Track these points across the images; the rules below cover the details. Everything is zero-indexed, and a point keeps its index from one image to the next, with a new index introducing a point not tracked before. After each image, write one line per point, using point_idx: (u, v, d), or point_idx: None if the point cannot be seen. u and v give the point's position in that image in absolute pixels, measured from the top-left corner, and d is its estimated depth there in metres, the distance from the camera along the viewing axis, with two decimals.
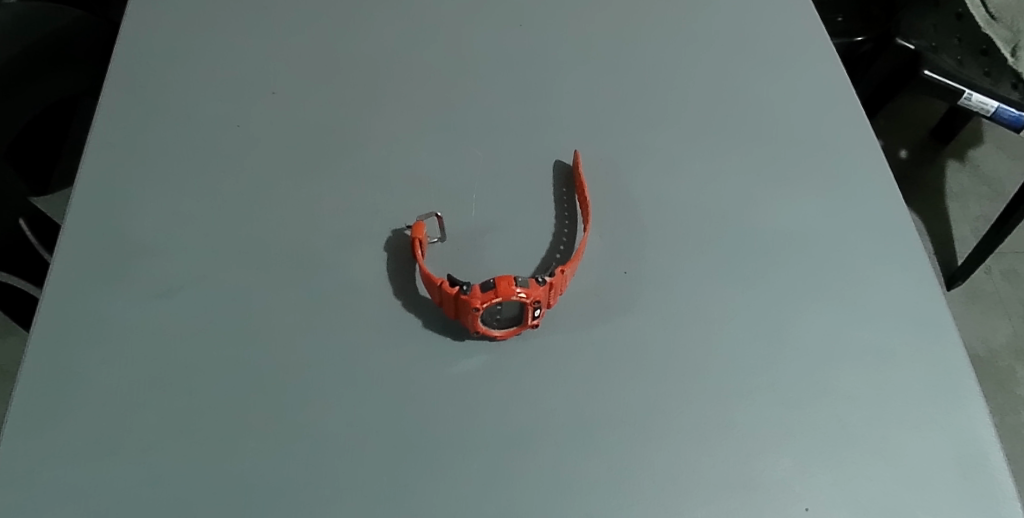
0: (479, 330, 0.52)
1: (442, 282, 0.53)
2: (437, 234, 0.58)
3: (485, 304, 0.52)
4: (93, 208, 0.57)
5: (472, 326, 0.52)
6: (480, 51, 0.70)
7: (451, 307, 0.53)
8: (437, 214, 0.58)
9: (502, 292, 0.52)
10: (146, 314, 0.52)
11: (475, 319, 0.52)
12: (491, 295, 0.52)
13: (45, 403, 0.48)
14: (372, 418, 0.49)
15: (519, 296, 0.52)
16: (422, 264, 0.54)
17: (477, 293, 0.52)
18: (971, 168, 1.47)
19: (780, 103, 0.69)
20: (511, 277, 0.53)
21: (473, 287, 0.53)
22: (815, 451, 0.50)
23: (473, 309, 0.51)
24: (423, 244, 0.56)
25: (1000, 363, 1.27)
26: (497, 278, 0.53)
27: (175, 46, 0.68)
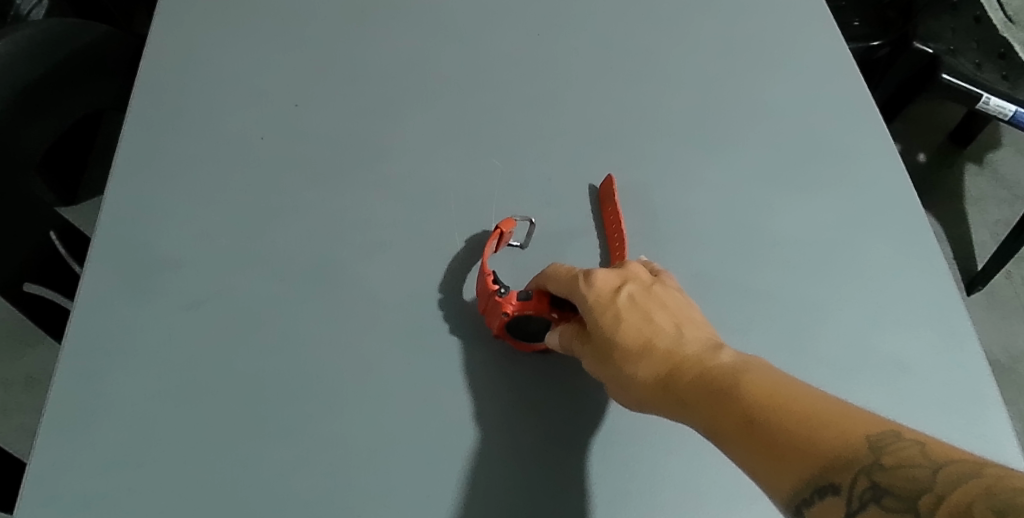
0: (498, 333, 0.54)
1: (488, 276, 0.54)
2: (521, 239, 0.59)
3: (514, 312, 0.53)
4: (120, 220, 0.58)
5: (495, 328, 0.54)
6: (498, 62, 0.71)
7: (486, 302, 0.54)
8: (531, 222, 0.59)
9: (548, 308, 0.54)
10: (173, 326, 0.53)
11: (499, 323, 0.53)
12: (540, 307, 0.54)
13: (75, 414, 0.49)
14: (398, 429, 0.50)
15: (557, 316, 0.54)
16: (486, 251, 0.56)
17: (512, 299, 0.53)
18: (989, 171, 1.46)
19: (799, 111, 0.69)
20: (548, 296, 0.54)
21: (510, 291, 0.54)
22: None
23: (502, 313, 0.53)
24: (501, 237, 0.57)
25: (1022, 368, 1.26)
26: (535, 290, 0.54)
27: (199, 60, 0.69)
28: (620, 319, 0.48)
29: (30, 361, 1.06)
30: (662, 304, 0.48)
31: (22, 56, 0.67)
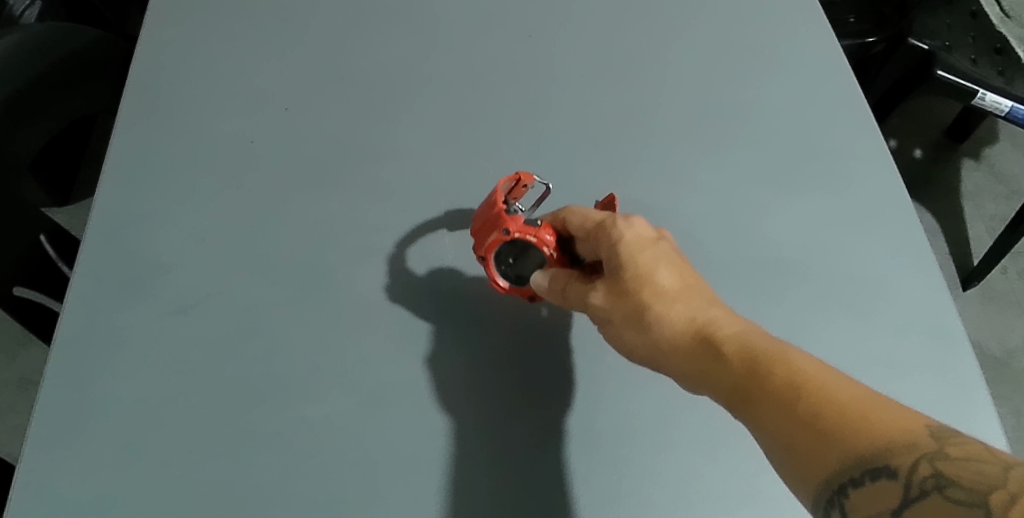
0: (485, 255, 0.55)
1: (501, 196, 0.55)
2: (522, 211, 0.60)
3: (514, 234, 0.53)
4: (110, 226, 0.58)
5: (487, 248, 0.54)
6: (489, 61, 0.70)
7: (490, 220, 0.55)
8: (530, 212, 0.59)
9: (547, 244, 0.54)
10: (162, 330, 0.53)
11: (495, 240, 0.53)
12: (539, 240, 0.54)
13: (66, 420, 0.50)
14: (386, 432, 0.51)
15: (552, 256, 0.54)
16: (508, 182, 0.56)
17: (516, 221, 0.53)
18: (986, 166, 1.46)
19: (789, 111, 0.69)
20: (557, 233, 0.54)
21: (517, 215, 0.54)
22: None
23: (501, 230, 0.53)
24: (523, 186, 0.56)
25: (1017, 363, 1.26)
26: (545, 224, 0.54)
27: (188, 61, 0.69)
28: (657, 274, 0.46)
29: (25, 362, 1.06)
30: (694, 274, 0.47)
31: (11, 61, 0.67)
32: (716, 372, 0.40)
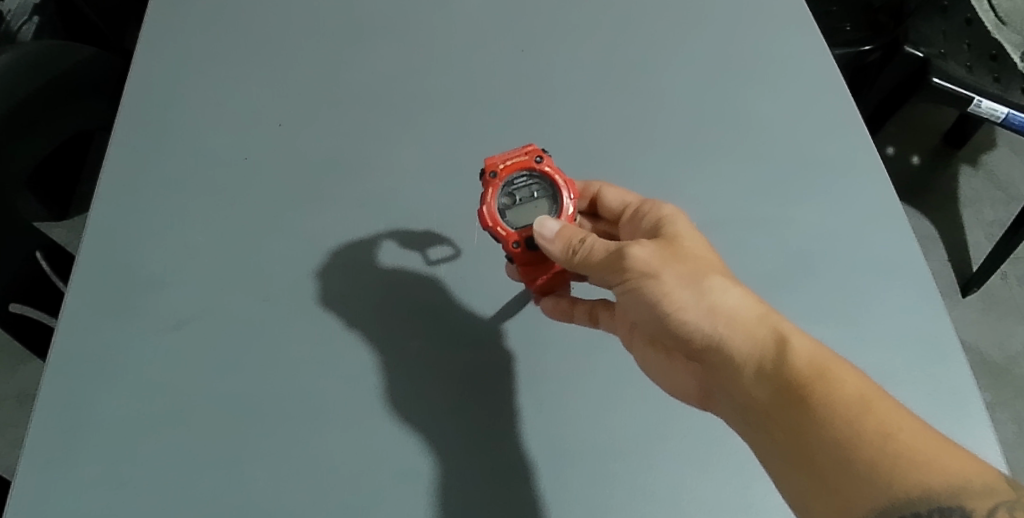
0: (505, 169, 0.55)
1: None
2: None
3: (547, 166, 0.55)
4: (103, 243, 0.59)
5: (512, 165, 0.55)
6: (480, 74, 0.71)
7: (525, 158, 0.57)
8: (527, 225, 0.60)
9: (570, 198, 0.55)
10: (155, 348, 0.54)
11: (527, 160, 0.55)
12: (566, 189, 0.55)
13: (62, 437, 0.51)
14: (377, 447, 0.51)
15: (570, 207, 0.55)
16: None
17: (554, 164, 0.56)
18: (984, 173, 1.46)
19: (780, 121, 0.69)
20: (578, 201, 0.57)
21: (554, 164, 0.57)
22: None
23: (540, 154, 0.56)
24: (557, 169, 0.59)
25: (1018, 369, 1.25)
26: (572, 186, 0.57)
27: (180, 77, 0.69)
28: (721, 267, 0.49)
29: (24, 376, 1.06)
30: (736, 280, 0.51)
31: (5, 81, 0.68)
32: (776, 360, 0.43)
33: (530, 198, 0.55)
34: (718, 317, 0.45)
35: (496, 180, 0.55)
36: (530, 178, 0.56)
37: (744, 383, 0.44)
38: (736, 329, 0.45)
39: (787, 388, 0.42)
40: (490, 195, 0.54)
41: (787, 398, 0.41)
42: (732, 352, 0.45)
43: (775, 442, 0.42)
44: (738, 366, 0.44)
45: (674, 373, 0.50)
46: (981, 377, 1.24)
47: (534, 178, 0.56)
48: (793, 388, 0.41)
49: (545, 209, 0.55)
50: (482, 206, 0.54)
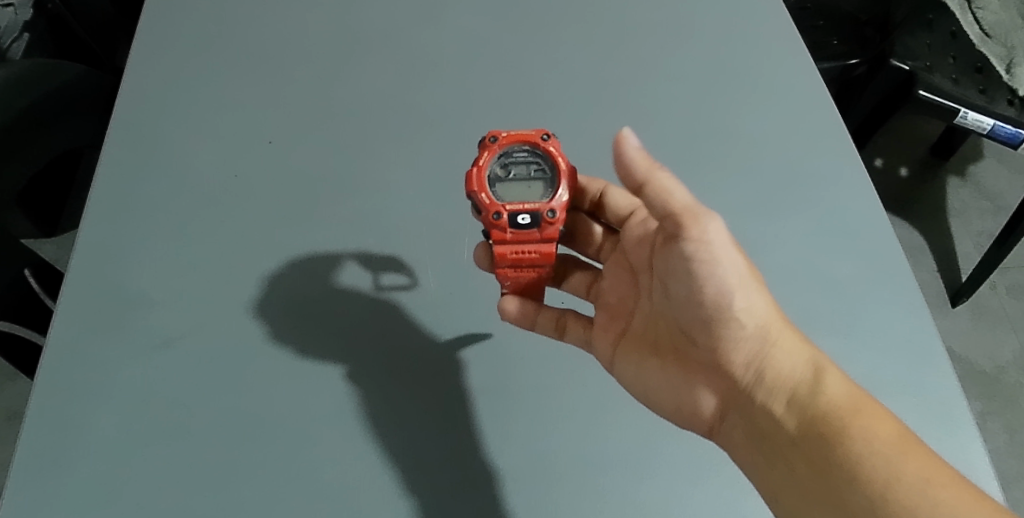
0: (508, 139, 0.56)
1: None
2: None
3: (552, 148, 0.56)
4: (93, 259, 0.59)
5: (517, 136, 0.56)
6: (471, 90, 0.71)
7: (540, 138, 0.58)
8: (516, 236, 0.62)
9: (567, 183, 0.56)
10: (144, 365, 0.54)
11: (534, 137, 0.56)
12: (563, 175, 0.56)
13: (47, 455, 0.50)
14: (369, 461, 0.51)
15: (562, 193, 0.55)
16: None
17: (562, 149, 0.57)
18: (972, 183, 1.47)
19: (767, 135, 0.70)
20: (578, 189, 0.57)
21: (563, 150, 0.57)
22: None
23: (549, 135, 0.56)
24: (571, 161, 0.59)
25: (1009, 379, 1.26)
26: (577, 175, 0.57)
27: (172, 94, 0.69)
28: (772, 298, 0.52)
29: (12, 394, 1.05)
30: None
31: None
32: (813, 392, 0.46)
33: (524, 175, 0.56)
34: (773, 332, 0.48)
35: (494, 147, 0.56)
36: (531, 155, 0.56)
37: (782, 402, 0.47)
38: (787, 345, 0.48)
39: (831, 410, 0.45)
40: (484, 158, 0.55)
41: (828, 422, 0.45)
42: (780, 367, 0.48)
43: (814, 460, 0.44)
44: (783, 384, 0.47)
45: (690, 389, 0.52)
46: (973, 387, 1.25)
47: (536, 155, 0.56)
48: (837, 412, 0.45)
49: (537, 190, 0.56)
50: (474, 167, 0.55)
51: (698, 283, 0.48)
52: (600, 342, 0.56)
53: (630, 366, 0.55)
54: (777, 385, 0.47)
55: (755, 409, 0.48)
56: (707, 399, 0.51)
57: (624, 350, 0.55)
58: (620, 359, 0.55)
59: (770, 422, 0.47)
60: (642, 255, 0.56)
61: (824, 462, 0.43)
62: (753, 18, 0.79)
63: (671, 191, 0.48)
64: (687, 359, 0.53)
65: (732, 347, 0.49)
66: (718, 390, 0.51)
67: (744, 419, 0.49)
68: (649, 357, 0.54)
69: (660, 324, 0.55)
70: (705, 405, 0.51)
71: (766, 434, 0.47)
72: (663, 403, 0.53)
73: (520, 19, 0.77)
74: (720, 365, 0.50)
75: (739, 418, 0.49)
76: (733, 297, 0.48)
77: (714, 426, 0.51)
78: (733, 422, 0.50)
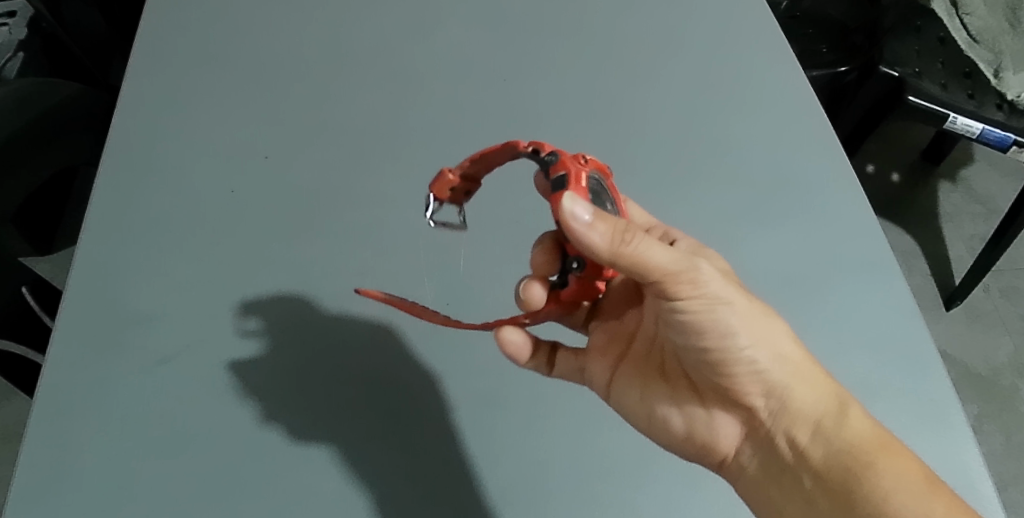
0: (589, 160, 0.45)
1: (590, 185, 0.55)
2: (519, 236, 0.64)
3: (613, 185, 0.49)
4: (91, 276, 0.59)
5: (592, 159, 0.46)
6: (465, 103, 0.72)
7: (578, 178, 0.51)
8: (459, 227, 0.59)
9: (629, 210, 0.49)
10: (144, 380, 0.54)
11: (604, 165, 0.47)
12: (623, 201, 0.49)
13: (47, 473, 0.50)
14: (370, 472, 0.52)
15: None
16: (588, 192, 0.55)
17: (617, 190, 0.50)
18: (963, 187, 1.48)
19: (758, 144, 0.71)
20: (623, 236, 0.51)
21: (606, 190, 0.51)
22: None
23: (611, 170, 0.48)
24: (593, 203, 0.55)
25: (1004, 381, 1.27)
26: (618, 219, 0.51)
27: (167, 111, 0.70)
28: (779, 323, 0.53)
29: (10, 412, 1.05)
30: None
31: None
32: (837, 424, 0.49)
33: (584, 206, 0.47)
34: (786, 369, 0.50)
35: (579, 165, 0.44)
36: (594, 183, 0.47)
37: (804, 433, 0.50)
38: (805, 380, 0.50)
39: (857, 445, 0.48)
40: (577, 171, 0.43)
41: (854, 457, 0.48)
42: (802, 401, 0.50)
43: (841, 496, 0.48)
44: (806, 417, 0.50)
45: (706, 418, 0.53)
46: (968, 389, 1.25)
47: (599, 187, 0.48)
48: (862, 448, 0.48)
49: None
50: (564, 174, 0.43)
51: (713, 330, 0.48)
52: (596, 372, 0.56)
53: (633, 394, 0.55)
54: (799, 418, 0.50)
55: (778, 438, 0.51)
56: (724, 427, 0.53)
57: (627, 375, 0.56)
58: (618, 391, 0.55)
59: (795, 451, 0.50)
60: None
61: (855, 498, 0.47)
62: (743, 27, 0.80)
63: (646, 257, 0.42)
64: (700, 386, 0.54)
65: (750, 384, 0.50)
66: (734, 417, 0.53)
67: (764, 445, 0.52)
68: (657, 384, 0.55)
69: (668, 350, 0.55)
70: (722, 434, 0.53)
71: (789, 462, 0.51)
72: (674, 435, 0.53)
73: (512, 32, 0.78)
74: (738, 397, 0.52)
75: (758, 444, 0.52)
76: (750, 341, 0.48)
77: (730, 453, 0.53)
78: (752, 448, 0.52)
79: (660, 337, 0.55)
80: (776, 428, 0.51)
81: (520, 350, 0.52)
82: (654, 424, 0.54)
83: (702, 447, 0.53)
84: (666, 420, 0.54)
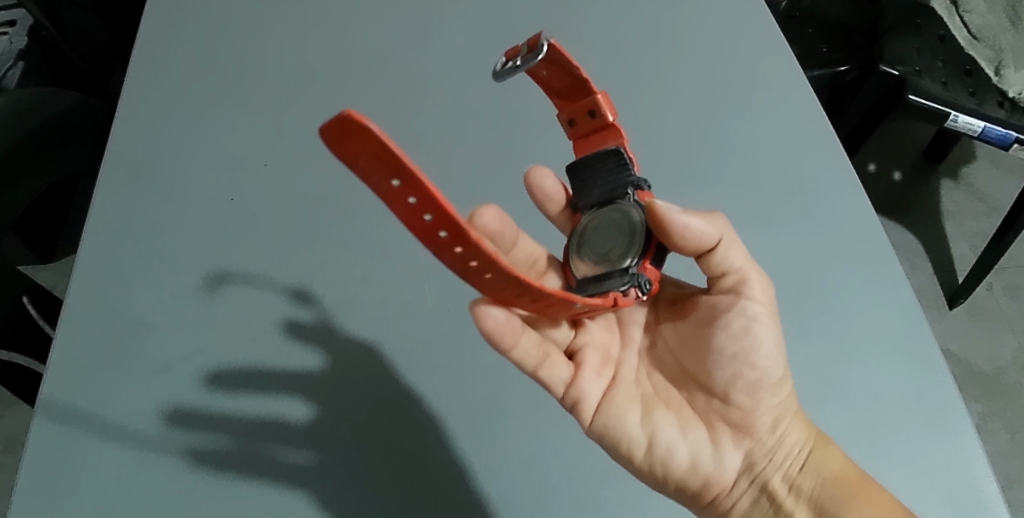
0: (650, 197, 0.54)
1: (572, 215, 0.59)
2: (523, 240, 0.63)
3: None
4: (92, 285, 0.59)
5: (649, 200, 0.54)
6: (464, 109, 0.72)
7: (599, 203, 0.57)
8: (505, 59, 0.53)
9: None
10: (145, 388, 0.55)
11: None
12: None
13: (51, 480, 0.51)
14: (371, 478, 0.53)
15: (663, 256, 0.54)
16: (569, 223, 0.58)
17: None
18: (966, 185, 1.48)
19: (758, 146, 0.71)
20: None
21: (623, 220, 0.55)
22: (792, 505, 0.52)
23: None
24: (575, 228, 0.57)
25: (1008, 379, 1.26)
26: None
27: (167, 120, 0.70)
28: None
29: (13, 421, 1.05)
30: None
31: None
32: (825, 460, 0.51)
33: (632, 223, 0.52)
34: (794, 401, 0.52)
35: None
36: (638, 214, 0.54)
37: (796, 467, 0.52)
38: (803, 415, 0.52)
39: (843, 477, 0.50)
40: None
41: (842, 492, 0.50)
42: (799, 434, 0.52)
43: None
44: (801, 449, 0.51)
45: (708, 451, 0.53)
46: (972, 388, 1.25)
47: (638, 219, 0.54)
48: (846, 481, 0.50)
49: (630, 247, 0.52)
50: None
51: (753, 349, 0.51)
52: (591, 394, 0.52)
53: (636, 418, 0.53)
54: (795, 451, 0.52)
55: (769, 472, 0.53)
56: (725, 459, 0.53)
57: (626, 397, 0.54)
58: (611, 409, 0.52)
59: (788, 482, 0.52)
60: (642, 309, 0.59)
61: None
62: (744, 30, 0.80)
63: (731, 253, 0.51)
64: (702, 414, 0.54)
65: (762, 411, 0.52)
66: (734, 450, 0.53)
67: (756, 479, 0.53)
68: (660, 409, 0.54)
69: (660, 378, 0.56)
70: (723, 466, 0.53)
71: (778, 495, 0.53)
72: (678, 465, 0.52)
73: (511, 37, 0.78)
74: (742, 426, 0.53)
75: (752, 478, 0.53)
76: (778, 363, 0.51)
77: (726, 487, 0.53)
78: (746, 483, 0.53)
79: (650, 367, 0.56)
80: (770, 462, 0.52)
81: (501, 333, 0.47)
82: (659, 455, 0.51)
83: (703, 480, 0.52)
84: (672, 448, 0.52)
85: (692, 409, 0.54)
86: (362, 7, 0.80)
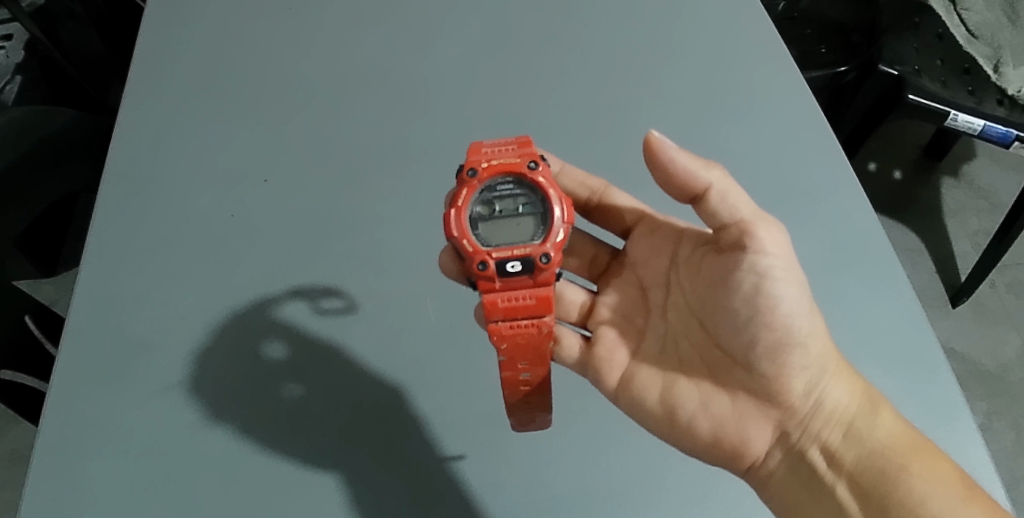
0: (484, 173, 0.53)
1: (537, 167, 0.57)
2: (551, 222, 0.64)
3: (546, 188, 0.53)
4: (93, 302, 0.59)
5: (483, 174, 0.53)
6: (462, 118, 0.72)
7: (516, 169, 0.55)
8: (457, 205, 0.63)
9: (460, 232, 0.52)
10: (147, 404, 0.55)
11: (494, 173, 0.53)
12: (465, 222, 0.52)
13: (54, 499, 0.51)
14: (374, 488, 0.52)
15: (466, 245, 0.52)
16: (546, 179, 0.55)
17: (541, 186, 0.53)
18: (966, 182, 1.48)
19: (757, 151, 0.71)
20: (560, 243, 0.53)
21: (536, 173, 0.54)
22: (798, 489, 0.52)
23: (534, 176, 0.53)
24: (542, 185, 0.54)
25: (1013, 376, 1.26)
26: (559, 208, 0.53)
27: (165, 135, 0.70)
28: None
29: (16, 436, 1.05)
30: None
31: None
32: (868, 425, 0.51)
33: (513, 211, 0.54)
34: (829, 362, 0.52)
35: (472, 190, 0.53)
36: (515, 185, 0.54)
37: (837, 434, 0.52)
38: (841, 377, 0.52)
39: (891, 444, 0.50)
40: (464, 196, 0.53)
41: (888, 457, 0.50)
42: (837, 399, 0.51)
43: (873, 492, 0.49)
44: (841, 415, 0.51)
45: (736, 421, 0.53)
46: (975, 386, 1.25)
47: (521, 187, 0.54)
48: (896, 448, 0.50)
49: (527, 227, 0.54)
50: (452, 208, 0.53)
51: (769, 310, 0.50)
52: (609, 370, 0.55)
53: (656, 394, 0.55)
54: (831, 417, 0.52)
55: (805, 441, 0.53)
56: (754, 430, 0.53)
57: (648, 370, 0.56)
58: (630, 390, 0.55)
59: (825, 453, 0.52)
60: (660, 271, 0.59)
61: (888, 497, 0.49)
62: (743, 33, 0.79)
63: (730, 193, 0.50)
64: (728, 383, 0.54)
65: (793, 375, 0.52)
66: (764, 420, 0.54)
67: (792, 450, 0.53)
68: (682, 381, 0.55)
69: (685, 344, 0.57)
70: (754, 437, 0.53)
71: (817, 468, 0.52)
72: (701, 438, 0.53)
73: (510, 45, 0.78)
74: (771, 395, 0.53)
75: (786, 449, 0.53)
76: (803, 321, 0.50)
77: (760, 458, 0.53)
78: (780, 453, 0.53)
79: (676, 331, 0.57)
80: (804, 432, 0.53)
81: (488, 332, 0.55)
82: (680, 428, 0.53)
83: (731, 452, 0.52)
84: (692, 421, 0.53)
85: (718, 378, 0.55)
86: (360, 19, 0.80)
